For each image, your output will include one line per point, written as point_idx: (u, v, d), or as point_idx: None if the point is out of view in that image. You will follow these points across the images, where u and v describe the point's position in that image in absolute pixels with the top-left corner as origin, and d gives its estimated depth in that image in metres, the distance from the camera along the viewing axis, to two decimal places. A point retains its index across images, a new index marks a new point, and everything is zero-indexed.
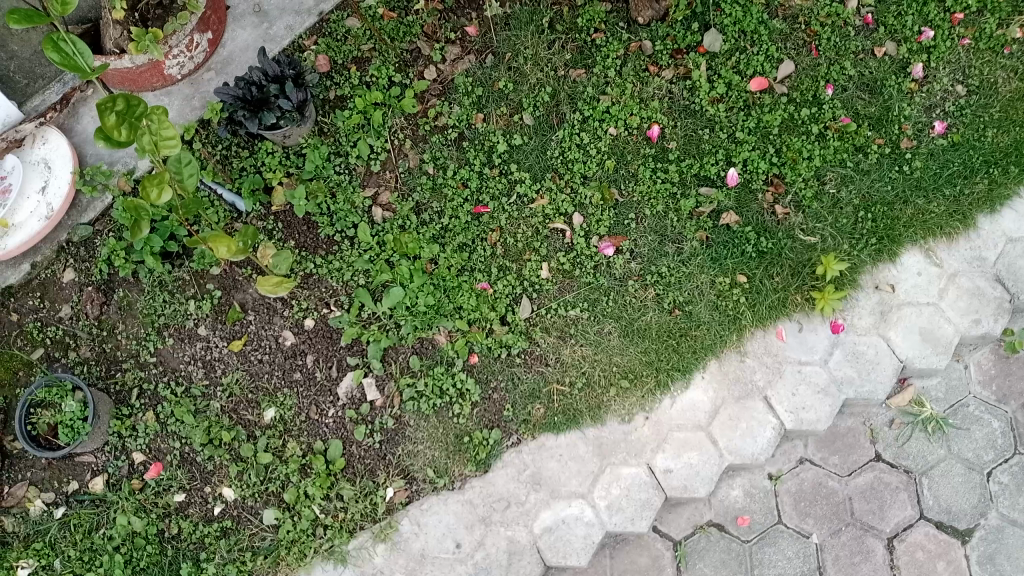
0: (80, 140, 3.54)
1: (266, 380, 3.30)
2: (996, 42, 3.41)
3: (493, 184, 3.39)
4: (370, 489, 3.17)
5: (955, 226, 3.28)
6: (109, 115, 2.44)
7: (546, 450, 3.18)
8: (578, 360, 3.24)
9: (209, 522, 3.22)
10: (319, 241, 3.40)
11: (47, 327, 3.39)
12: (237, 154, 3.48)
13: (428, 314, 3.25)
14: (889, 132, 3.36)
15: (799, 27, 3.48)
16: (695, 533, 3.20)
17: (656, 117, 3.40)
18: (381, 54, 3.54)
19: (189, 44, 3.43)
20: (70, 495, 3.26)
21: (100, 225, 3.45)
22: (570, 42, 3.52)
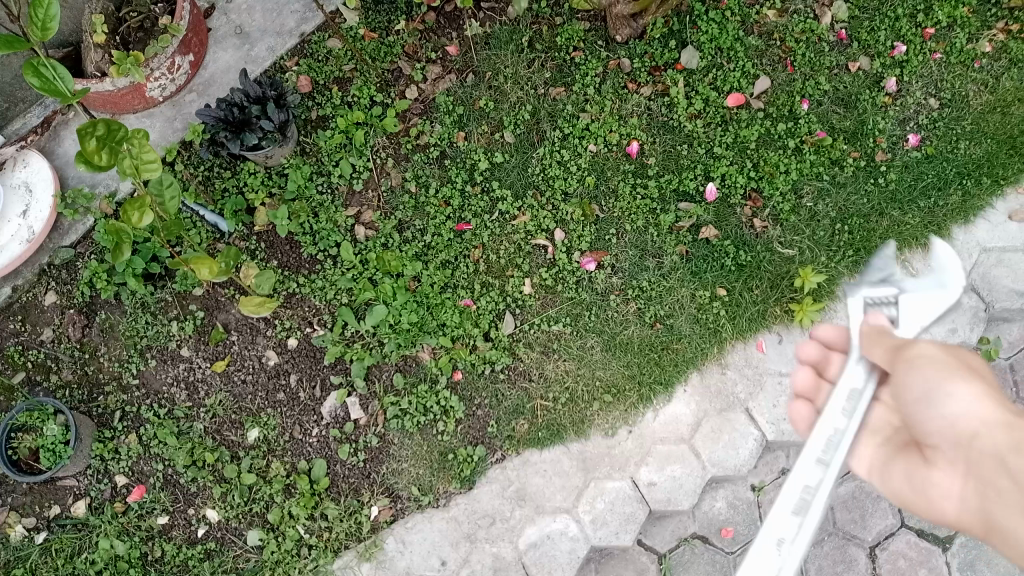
0: (62, 163, 3.55)
1: (250, 401, 3.31)
2: (968, 56, 3.49)
3: (474, 202, 3.42)
4: (355, 508, 3.16)
5: (930, 237, 3.32)
6: (90, 140, 2.46)
7: (531, 466, 3.19)
8: (561, 375, 3.26)
9: (193, 544, 3.20)
10: (301, 261, 3.41)
11: (28, 351, 3.38)
12: (219, 175, 3.50)
13: (411, 332, 3.26)
14: (865, 146, 3.42)
15: (774, 44, 3.54)
16: (680, 546, 3.20)
17: (635, 133, 3.45)
18: (362, 74, 3.57)
19: (170, 66, 3.45)
20: (52, 520, 3.23)
21: (81, 248, 3.45)
22: (550, 61, 3.57)
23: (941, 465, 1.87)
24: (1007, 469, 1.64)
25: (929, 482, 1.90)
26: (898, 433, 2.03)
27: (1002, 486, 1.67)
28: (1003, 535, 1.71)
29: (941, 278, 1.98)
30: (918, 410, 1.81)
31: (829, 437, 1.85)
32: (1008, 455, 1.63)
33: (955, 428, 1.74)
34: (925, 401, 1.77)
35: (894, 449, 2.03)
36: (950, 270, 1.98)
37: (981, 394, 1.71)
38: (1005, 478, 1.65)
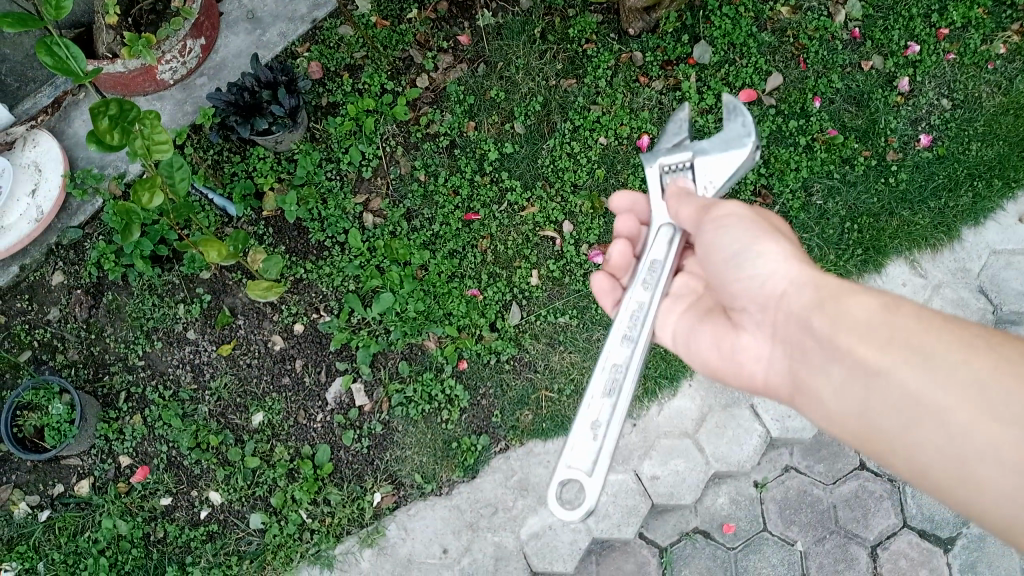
0: (72, 144, 3.55)
1: (254, 385, 3.31)
2: (981, 57, 3.49)
3: (484, 192, 3.42)
4: (358, 494, 3.17)
5: (940, 238, 3.32)
6: (102, 119, 2.44)
7: (534, 457, 3.19)
8: (566, 367, 3.26)
9: (195, 526, 3.20)
10: (309, 246, 3.41)
11: (35, 330, 3.39)
12: (229, 159, 3.50)
13: (417, 320, 3.26)
14: (876, 145, 3.41)
15: (788, 41, 3.53)
16: (681, 541, 3.20)
17: (646, 127, 3.44)
18: (374, 61, 3.57)
19: (182, 49, 3.44)
20: (55, 498, 3.24)
21: (89, 228, 3.45)
22: (562, 52, 3.56)
23: (747, 331, 2.04)
24: (804, 323, 1.80)
25: (736, 348, 2.07)
26: (708, 305, 2.25)
27: (800, 341, 1.83)
28: (803, 395, 1.87)
29: (726, 142, 2.24)
30: (731, 273, 1.99)
31: (632, 312, 2.16)
32: (808, 311, 1.79)
33: (766, 289, 1.91)
34: (737, 263, 1.96)
35: (701, 316, 2.23)
36: (736, 135, 2.24)
37: (790, 258, 1.89)
38: (804, 334, 1.81)
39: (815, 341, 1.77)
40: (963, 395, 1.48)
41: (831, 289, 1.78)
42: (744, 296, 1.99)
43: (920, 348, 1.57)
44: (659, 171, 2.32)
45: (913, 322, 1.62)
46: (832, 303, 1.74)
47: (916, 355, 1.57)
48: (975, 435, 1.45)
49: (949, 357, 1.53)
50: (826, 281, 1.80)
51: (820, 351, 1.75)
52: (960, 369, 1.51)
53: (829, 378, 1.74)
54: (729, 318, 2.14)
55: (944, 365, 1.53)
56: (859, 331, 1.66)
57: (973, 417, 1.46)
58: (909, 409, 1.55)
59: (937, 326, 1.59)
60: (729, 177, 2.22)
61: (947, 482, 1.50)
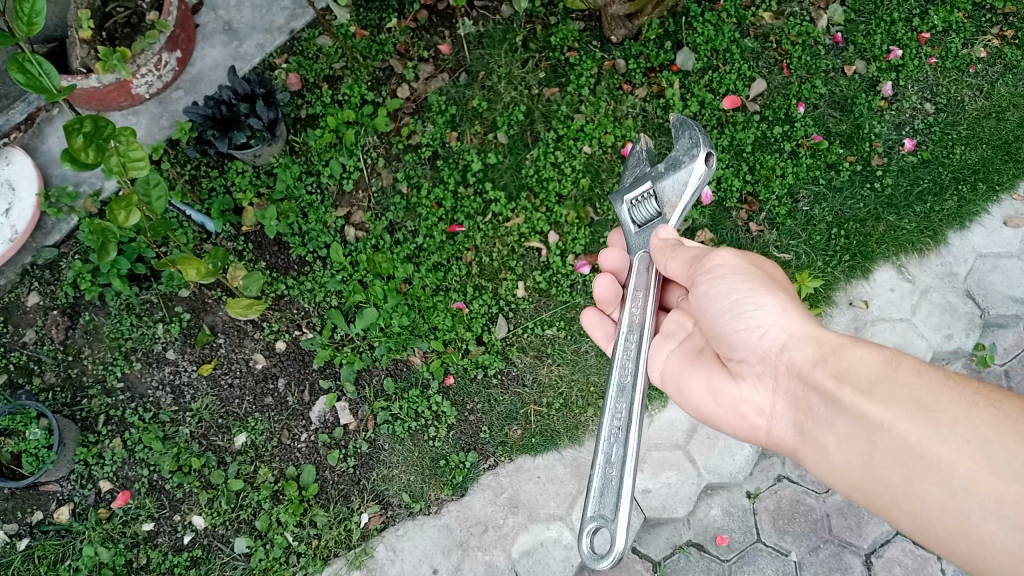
0: (45, 161, 3.49)
1: (236, 405, 3.24)
2: (962, 61, 3.50)
3: (467, 203, 3.36)
4: (344, 515, 3.11)
5: (927, 242, 3.30)
6: (77, 137, 2.38)
7: (524, 473, 3.14)
8: (555, 381, 3.22)
9: (179, 552, 3.12)
10: (291, 262, 3.36)
11: (10, 353, 3.29)
12: (206, 174, 3.42)
13: (402, 335, 3.21)
14: (861, 150, 3.40)
15: (771, 46, 3.51)
16: (675, 554, 3.14)
17: (630, 135, 3.41)
18: (353, 72, 3.52)
19: (157, 63, 3.36)
20: (34, 526, 3.15)
21: (65, 248, 3.38)
22: (544, 60, 3.52)
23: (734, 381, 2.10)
24: (808, 378, 1.88)
25: (732, 393, 2.09)
26: (695, 346, 2.30)
27: (803, 395, 1.90)
28: (804, 444, 1.92)
29: (678, 160, 2.31)
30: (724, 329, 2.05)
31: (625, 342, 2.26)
32: (812, 366, 1.87)
33: (765, 341, 1.97)
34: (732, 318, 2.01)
35: (691, 359, 2.24)
36: (686, 150, 2.30)
37: (791, 312, 1.96)
38: (806, 386, 1.89)
39: (820, 394, 1.85)
40: (965, 451, 1.61)
41: (832, 345, 1.87)
42: (736, 349, 2.05)
43: (924, 406, 1.69)
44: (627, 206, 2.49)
45: (913, 379, 1.74)
46: (836, 359, 1.84)
47: (921, 413, 1.68)
48: (976, 492, 1.57)
49: (949, 417, 1.66)
50: (826, 337, 1.89)
51: (826, 404, 1.83)
52: (963, 426, 1.64)
53: (832, 429, 1.82)
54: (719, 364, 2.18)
55: (947, 421, 1.65)
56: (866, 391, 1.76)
57: (975, 471, 1.58)
58: (913, 465, 1.66)
59: (936, 384, 1.72)
60: (688, 190, 2.25)
61: (950, 537, 1.60)
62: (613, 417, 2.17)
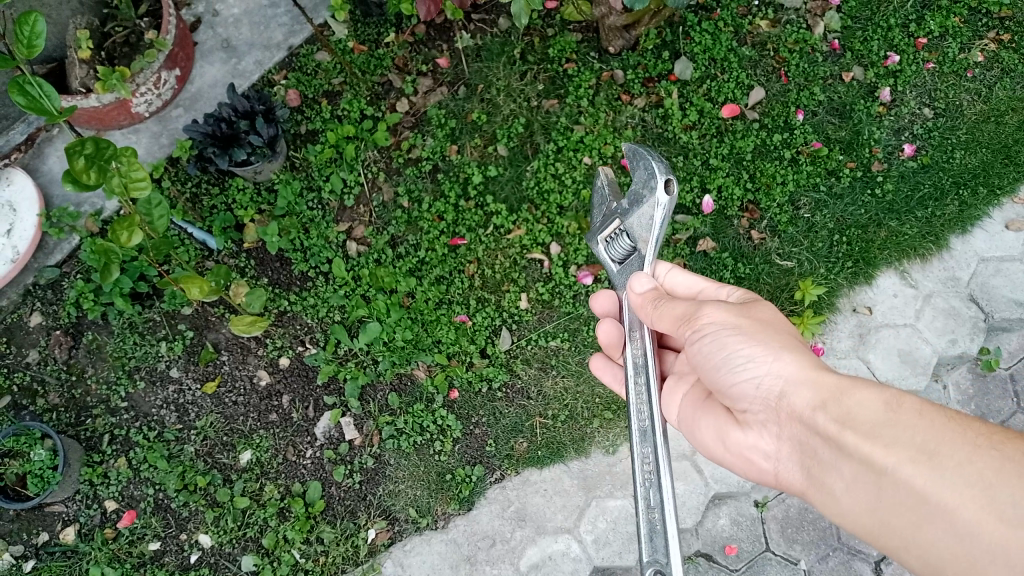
0: (46, 181, 3.49)
1: (241, 423, 3.24)
2: (960, 65, 3.50)
3: (469, 216, 3.37)
4: (351, 532, 3.10)
5: (929, 247, 3.30)
6: (78, 159, 2.40)
7: (531, 486, 3.13)
8: (560, 392, 3.22)
9: (186, 571, 3.12)
10: (293, 278, 3.35)
11: (14, 374, 3.29)
12: (207, 191, 3.42)
13: (406, 350, 3.21)
14: (861, 156, 3.41)
15: (768, 54, 3.52)
16: (683, 564, 3.13)
17: (630, 145, 3.41)
18: (352, 87, 3.52)
19: (156, 81, 3.37)
20: (40, 548, 3.14)
21: (67, 267, 3.38)
22: (542, 72, 3.53)
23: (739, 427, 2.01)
24: (809, 423, 1.76)
25: (740, 438, 1.99)
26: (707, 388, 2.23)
27: (807, 440, 1.79)
28: (815, 488, 1.81)
29: (639, 195, 2.19)
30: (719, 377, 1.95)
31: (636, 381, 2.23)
32: (810, 413, 1.75)
33: (763, 390, 1.86)
34: (726, 367, 1.91)
35: (702, 401, 2.20)
36: (644, 183, 2.18)
37: (788, 357, 1.85)
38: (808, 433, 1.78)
39: (821, 440, 1.74)
40: (975, 499, 1.48)
41: (831, 388, 1.75)
42: (736, 398, 1.95)
43: (929, 450, 1.57)
44: (602, 241, 2.48)
45: (915, 419, 1.63)
46: (834, 401, 1.72)
47: (927, 460, 1.56)
48: (984, 538, 1.45)
49: (958, 462, 1.53)
50: (823, 380, 1.77)
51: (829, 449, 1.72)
52: (971, 471, 1.51)
53: (839, 474, 1.71)
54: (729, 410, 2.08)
55: (950, 464, 1.53)
56: (865, 438, 1.64)
57: (984, 521, 1.46)
58: (921, 511, 1.55)
59: (941, 427, 1.60)
60: (655, 226, 2.15)
61: None
62: (642, 462, 2.12)
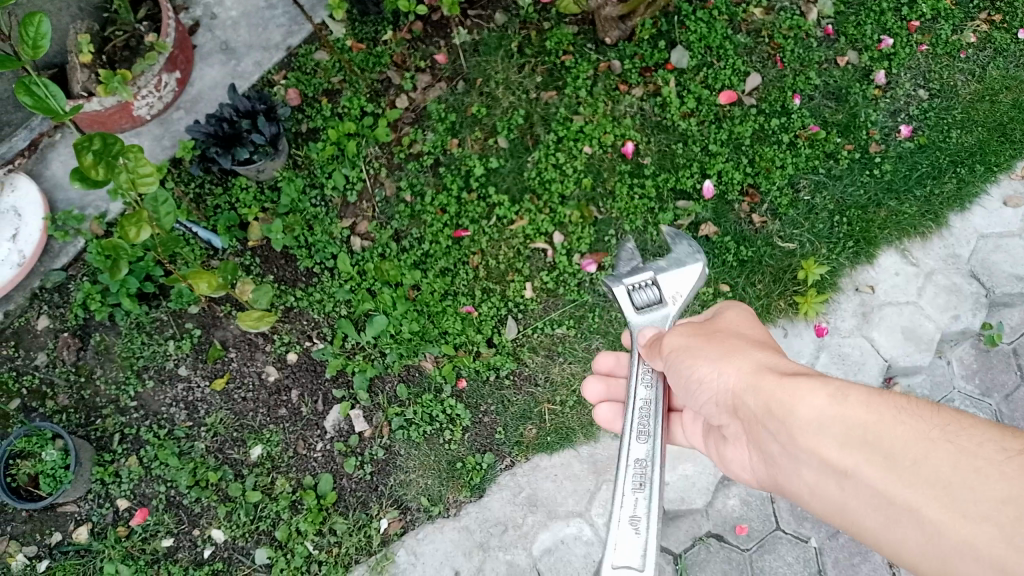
0: (50, 186, 3.49)
1: (251, 418, 3.25)
2: (953, 47, 3.55)
3: (471, 208, 3.39)
4: (364, 522, 3.12)
5: (929, 225, 3.34)
6: (86, 155, 2.41)
7: (541, 471, 3.16)
8: (568, 379, 3.24)
9: (200, 566, 3.12)
10: (298, 274, 3.37)
11: (23, 376, 3.29)
12: (210, 191, 3.44)
13: (413, 341, 3.23)
14: (859, 138, 3.44)
15: (763, 41, 3.56)
16: (695, 546, 3.16)
17: (629, 133, 3.44)
18: (352, 85, 3.55)
19: (157, 84, 3.38)
20: (53, 548, 3.14)
21: (73, 270, 3.39)
22: (540, 65, 3.56)
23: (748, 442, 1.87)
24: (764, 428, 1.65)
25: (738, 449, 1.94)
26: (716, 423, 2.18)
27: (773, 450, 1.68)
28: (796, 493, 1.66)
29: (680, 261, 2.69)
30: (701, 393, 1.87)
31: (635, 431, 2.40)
32: (761, 420, 1.64)
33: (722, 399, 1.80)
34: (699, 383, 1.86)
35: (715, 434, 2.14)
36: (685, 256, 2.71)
37: (744, 368, 1.73)
38: (772, 443, 1.66)
39: (779, 445, 1.62)
40: (929, 493, 1.30)
41: (771, 393, 1.61)
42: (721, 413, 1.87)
43: (880, 445, 1.40)
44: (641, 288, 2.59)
45: (863, 409, 1.45)
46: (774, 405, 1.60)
47: (877, 455, 1.40)
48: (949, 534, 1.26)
49: (909, 455, 1.36)
50: (769, 387, 1.62)
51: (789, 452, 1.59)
52: (920, 466, 1.34)
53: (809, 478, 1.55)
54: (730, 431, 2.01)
55: (902, 456, 1.37)
56: (813, 436, 1.49)
57: (943, 510, 1.28)
58: (886, 510, 1.37)
59: (899, 417, 1.42)
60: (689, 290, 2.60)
61: None
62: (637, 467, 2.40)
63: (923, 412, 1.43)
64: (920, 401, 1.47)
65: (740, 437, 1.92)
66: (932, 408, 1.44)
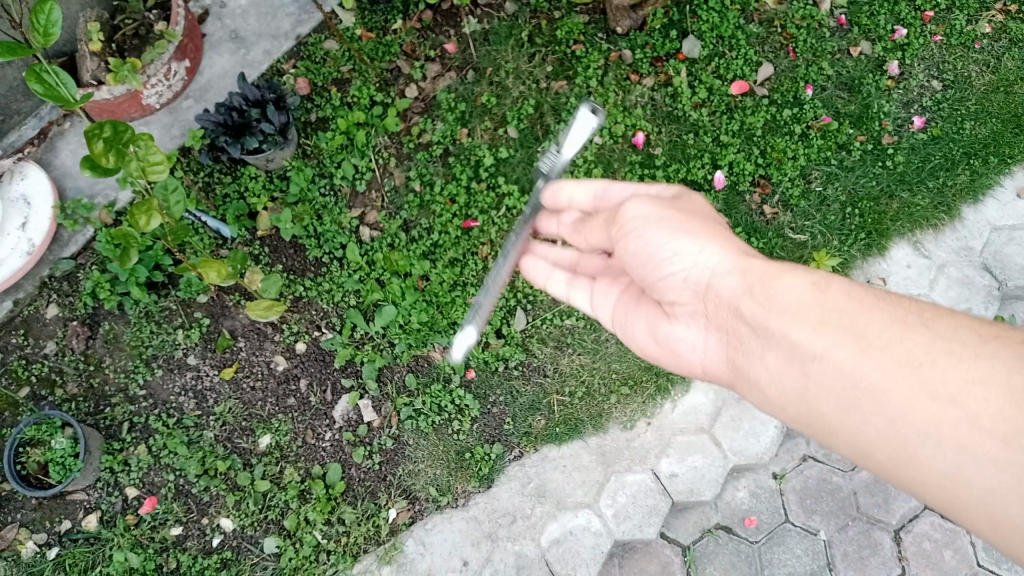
0: (60, 174, 3.49)
1: (260, 408, 3.26)
2: (967, 37, 3.52)
3: (481, 198, 3.37)
4: (373, 512, 3.12)
5: (941, 218, 3.32)
6: (97, 142, 2.42)
7: (550, 462, 3.16)
8: (577, 369, 3.24)
9: (208, 554, 3.13)
10: (307, 263, 3.37)
11: (32, 364, 3.30)
12: (219, 180, 3.43)
13: (422, 332, 3.23)
14: (871, 129, 3.41)
15: (775, 31, 3.53)
16: (704, 537, 3.17)
17: (640, 123, 3.41)
18: (361, 74, 3.53)
19: (167, 72, 3.38)
20: (62, 535, 3.15)
21: (82, 258, 3.39)
22: (550, 54, 3.54)
23: (687, 319, 1.85)
24: (731, 306, 1.65)
25: (671, 336, 1.91)
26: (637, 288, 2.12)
27: (732, 325, 1.67)
28: (743, 379, 1.69)
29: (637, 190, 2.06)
30: (660, 266, 1.80)
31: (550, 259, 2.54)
32: (739, 297, 1.62)
33: (688, 285, 1.77)
34: (652, 256, 1.81)
35: (634, 302, 2.09)
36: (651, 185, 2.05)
37: (710, 250, 1.73)
38: (733, 316, 1.66)
39: (745, 324, 1.62)
40: (903, 378, 1.34)
41: (760, 275, 1.61)
42: (670, 291, 1.85)
43: (856, 328, 1.43)
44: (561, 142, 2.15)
45: (845, 299, 1.48)
46: (759, 287, 1.59)
47: (851, 336, 1.42)
48: (916, 420, 1.31)
49: (883, 338, 1.40)
50: (752, 273, 1.62)
51: (755, 332, 1.60)
52: (900, 350, 1.37)
53: (769, 359, 1.57)
54: (660, 305, 1.98)
55: (880, 343, 1.39)
56: (788, 317, 1.50)
57: (910, 395, 1.33)
58: (852, 392, 1.40)
59: (874, 308, 1.46)
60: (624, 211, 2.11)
61: (938, 483, 1.28)
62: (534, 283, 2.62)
63: (891, 303, 1.47)
64: (886, 294, 1.51)
65: (681, 314, 1.89)
66: (914, 305, 1.46)
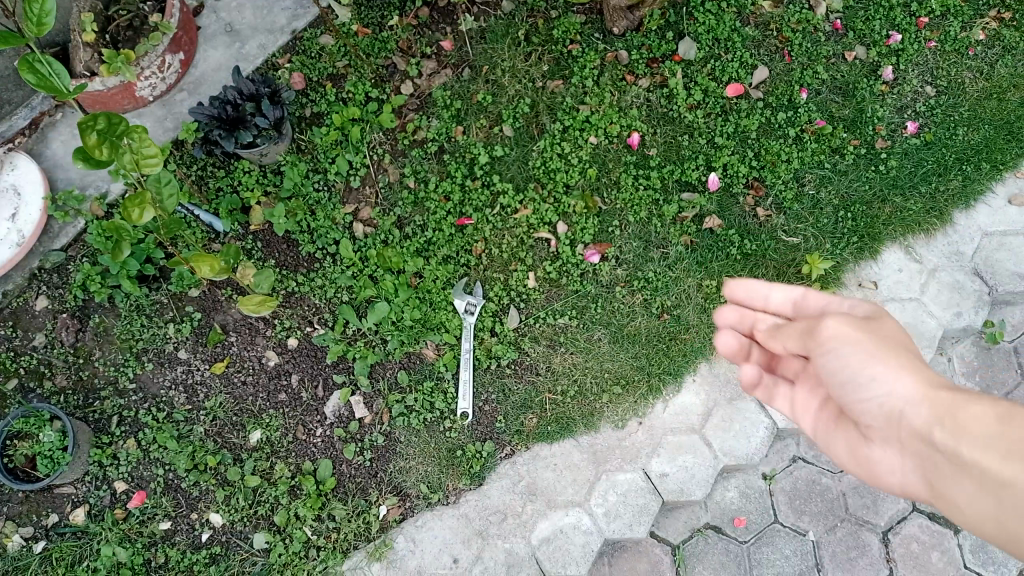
0: (50, 166, 3.47)
1: (250, 402, 3.25)
2: (962, 43, 3.53)
3: (475, 196, 3.37)
4: (363, 508, 3.12)
5: (933, 222, 3.35)
6: (91, 134, 2.40)
7: (541, 460, 3.17)
8: (569, 369, 3.24)
9: (197, 549, 3.12)
10: (300, 259, 3.35)
11: (20, 357, 3.27)
12: (212, 174, 3.42)
13: (414, 329, 3.22)
14: (865, 134, 3.43)
15: (771, 34, 3.54)
16: (693, 537, 3.19)
17: (635, 124, 3.43)
18: (357, 70, 3.52)
19: (161, 65, 3.36)
20: (49, 529, 3.13)
21: (73, 250, 3.36)
22: (547, 53, 3.53)
23: (882, 441, 1.88)
24: (926, 441, 1.72)
25: (870, 456, 1.93)
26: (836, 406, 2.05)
27: (929, 457, 1.74)
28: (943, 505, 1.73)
29: None
30: (852, 390, 1.85)
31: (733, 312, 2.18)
32: (929, 428, 1.70)
33: (881, 410, 1.81)
34: (858, 378, 1.81)
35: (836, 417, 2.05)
36: None
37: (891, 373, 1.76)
38: (933, 452, 1.72)
39: (942, 457, 1.69)
40: None
41: (949, 403, 1.69)
42: (865, 412, 1.87)
43: None
44: None
45: None
46: (949, 418, 1.67)
47: None
48: None
49: None
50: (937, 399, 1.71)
51: (949, 463, 1.67)
52: None
53: (963, 491, 1.63)
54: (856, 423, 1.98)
55: None
56: (970, 447, 1.59)
57: None
58: None
59: None
60: None
61: None
62: None
63: None
64: None
65: (872, 434, 1.91)
66: None
